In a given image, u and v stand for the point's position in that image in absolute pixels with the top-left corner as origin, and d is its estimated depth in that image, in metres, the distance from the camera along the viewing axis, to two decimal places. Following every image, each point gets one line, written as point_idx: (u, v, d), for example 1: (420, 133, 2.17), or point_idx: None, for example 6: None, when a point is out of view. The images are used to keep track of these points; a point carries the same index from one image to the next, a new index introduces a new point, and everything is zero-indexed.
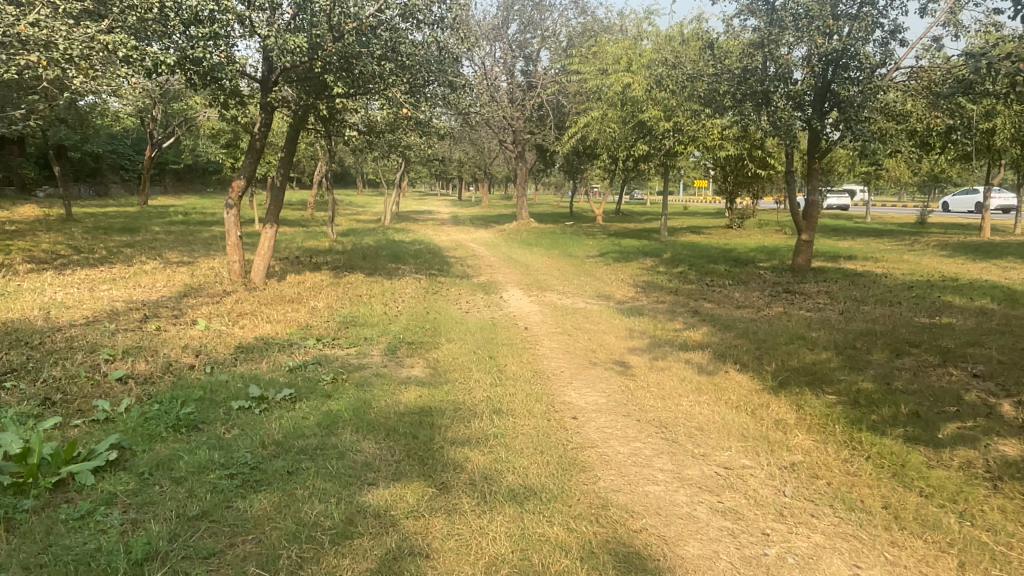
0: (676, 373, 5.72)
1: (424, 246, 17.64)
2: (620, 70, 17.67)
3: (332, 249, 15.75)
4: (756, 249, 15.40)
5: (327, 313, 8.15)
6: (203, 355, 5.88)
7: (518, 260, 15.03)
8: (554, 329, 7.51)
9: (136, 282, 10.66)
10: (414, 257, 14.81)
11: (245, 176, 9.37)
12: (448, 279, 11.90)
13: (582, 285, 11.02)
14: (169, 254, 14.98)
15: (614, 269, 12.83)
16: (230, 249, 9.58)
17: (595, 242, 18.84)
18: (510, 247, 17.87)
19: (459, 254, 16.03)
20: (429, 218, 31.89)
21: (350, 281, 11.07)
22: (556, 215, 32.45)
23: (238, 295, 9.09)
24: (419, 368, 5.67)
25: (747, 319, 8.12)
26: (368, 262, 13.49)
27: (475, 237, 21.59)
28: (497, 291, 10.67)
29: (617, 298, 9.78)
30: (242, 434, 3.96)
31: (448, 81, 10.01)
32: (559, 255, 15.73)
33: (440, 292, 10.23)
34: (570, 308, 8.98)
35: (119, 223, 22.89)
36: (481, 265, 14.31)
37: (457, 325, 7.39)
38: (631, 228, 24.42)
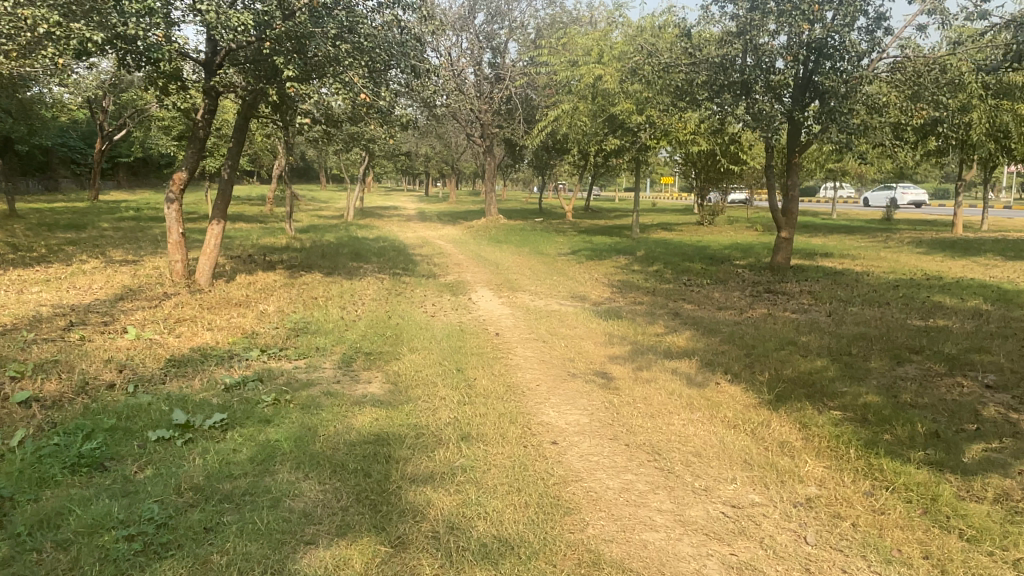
0: (664, 386, 5.16)
1: (389, 244, 16.91)
2: (591, 62, 17.11)
3: (290, 247, 14.91)
4: (731, 246, 15.03)
5: (277, 318, 7.42)
6: (127, 371, 5.11)
7: (487, 258, 14.41)
8: (527, 334, 6.90)
9: (69, 284, 9.74)
10: (377, 255, 14.08)
11: (187, 168, 8.55)
12: (412, 279, 11.23)
13: (555, 285, 10.45)
14: (113, 253, 13.98)
15: (586, 268, 12.29)
16: (172, 248, 8.77)
17: (565, 239, 18.32)
18: (478, 244, 17.24)
19: (424, 252, 15.34)
20: (393, 214, 31.01)
21: (306, 281, 10.31)
22: (525, 211, 31.89)
23: (179, 298, 8.29)
24: (375, 386, 5.00)
25: (732, 321, 7.62)
26: (326, 260, 12.71)
27: (442, 234, 20.92)
28: (464, 292, 10.05)
29: (592, 299, 9.21)
30: (157, 475, 3.28)
31: (410, 66, 9.31)
32: (530, 253, 15.15)
33: (403, 293, 9.55)
34: (543, 311, 8.39)
35: (64, 219, 21.62)
36: (447, 263, 13.65)
37: (421, 332, 6.72)
38: (601, 225, 23.98)
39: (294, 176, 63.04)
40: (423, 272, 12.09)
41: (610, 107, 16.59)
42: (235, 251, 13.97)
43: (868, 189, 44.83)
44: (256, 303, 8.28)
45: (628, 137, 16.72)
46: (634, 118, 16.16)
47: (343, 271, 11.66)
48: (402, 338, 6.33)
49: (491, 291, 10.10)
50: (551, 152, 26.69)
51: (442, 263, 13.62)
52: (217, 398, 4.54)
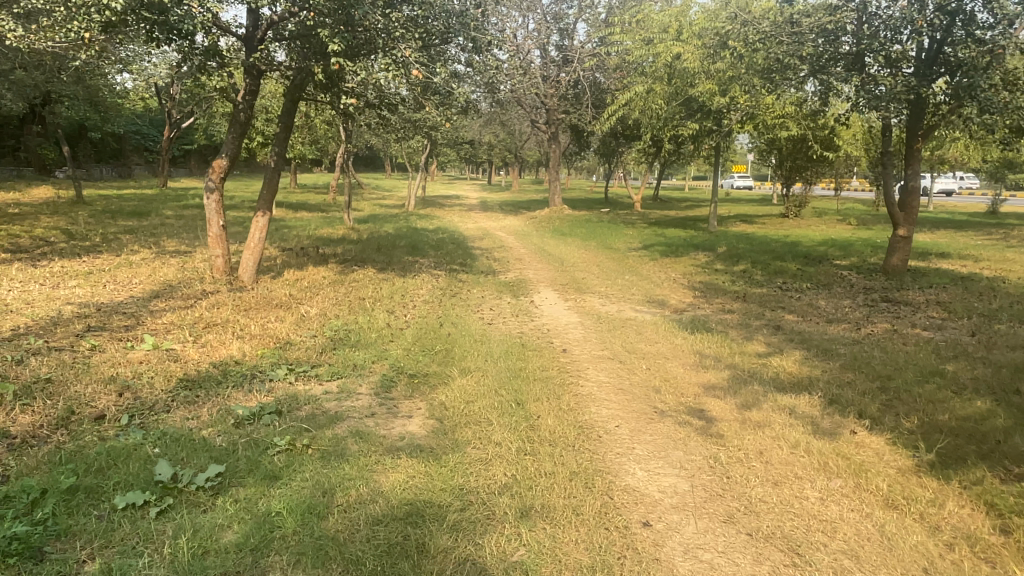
0: (783, 434, 4.04)
1: (448, 236, 16.10)
2: (668, 41, 15.73)
3: (345, 238, 14.27)
4: (823, 242, 13.51)
5: (318, 322, 6.61)
6: (127, 395, 4.29)
7: (552, 253, 13.40)
8: (602, 352, 5.80)
9: (110, 277, 9.21)
10: (434, 248, 13.25)
11: (227, 154, 7.75)
12: (472, 276, 10.34)
13: (628, 287, 9.34)
14: (167, 243, 13.59)
15: (662, 266, 11.10)
16: (211, 242, 8.01)
17: (635, 232, 17.09)
18: (542, 236, 16.25)
19: (485, 245, 14.44)
20: (455, 203, 30.29)
21: (356, 278, 9.46)
22: (591, 201, 30.61)
23: (217, 297, 7.58)
24: (415, 423, 4.02)
25: (847, 340, 6.36)
26: (380, 254, 11.93)
27: (505, 225, 20.00)
28: (527, 293, 9.08)
29: (672, 306, 8.07)
30: (107, 574, 2.39)
31: (471, 37, 8.32)
32: (598, 247, 14.06)
33: (460, 293, 8.66)
34: (618, 319, 7.27)
35: (130, 206, 21.72)
36: (509, 258, 12.70)
37: (476, 346, 5.72)
38: (672, 217, 22.57)
39: (359, 164, 63.27)
40: (482, 268, 11.18)
41: (689, 90, 15.19)
42: (288, 242, 13.41)
43: (963, 180, 41.48)
44: (299, 304, 7.49)
45: (708, 121, 15.30)
46: (715, 100, 14.74)
47: (398, 266, 10.84)
48: (452, 355, 5.34)
49: (557, 292, 9.09)
50: (620, 139, 25.34)
51: (504, 258, 12.69)
52: (221, 437, 3.66)
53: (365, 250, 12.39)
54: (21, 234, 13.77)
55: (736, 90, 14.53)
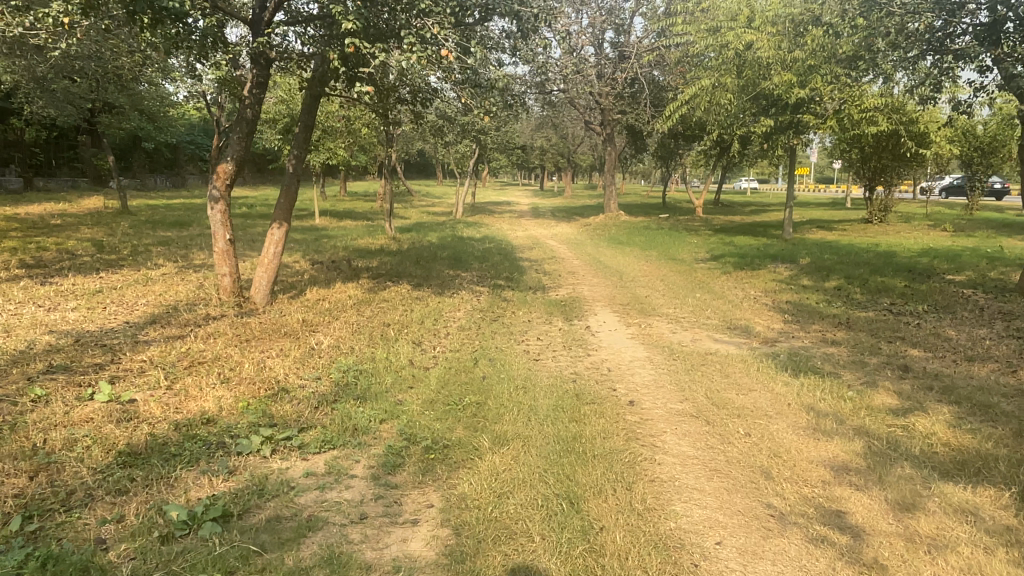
0: (979, 571, 2.62)
1: (496, 246, 14.93)
2: (738, 29, 14.17)
3: (383, 249, 13.22)
4: (923, 252, 11.74)
5: (328, 358, 5.44)
6: (40, 478, 3.17)
7: (609, 265, 12.06)
8: (681, 407, 4.42)
9: (117, 297, 8.33)
10: (479, 261, 12.07)
11: (232, 157, 6.66)
12: (517, 293, 9.06)
13: (702, 308, 7.91)
14: (197, 255, 12.81)
15: (739, 282, 9.62)
16: (217, 259, 6.96)
17: (700, 240, 15.58)
18: (597, 246, 14.91)
19: (535, 256, 13.21)
20: (505, 210, 29.09)
21: (385, 297, 8.30)
22: (647, 207, 29.05)
23: (219, 323, 6.50)
24: (421, 536, 2.76)
25: (1005, 390, 4.83)
26: (418, 268, 10.79)
27: (556, 233, 18.77)
28: (581, 313, 7.75)
29: (759, 334, 6.63)
30: None
31: (515, 14, 7.08)
32: (660, 258, 12.65)
33: (501, 315, 7.40)
34: (696, 354, 5.87)
35: (175, 216, 21.34)
36: (560, 271, 11.39)
37: (516, 397, 4.41)
38: (738, 223, 20.86)
39: (411, 171, 63.00)
40: (530, 285, 9.89)
41: (762, 83, 13.61)
42: (321, 253, 12.48)
43: None
44: (311, 331, 6.35)
45: (783, 117, 13.68)
46: (794, 93, 13.10)
47: (436, 282, 9.68)
48: (483, 413, 4.05)
49: (616, 313, 7.73)
50: (680, 140, 23.75)
51: (555, 271, 11.38)
52: (127, 566, 2.46)
53: (402, 262, 11.29)
54: (51, 247, 13.27)
55: (817, 81, 12.87)
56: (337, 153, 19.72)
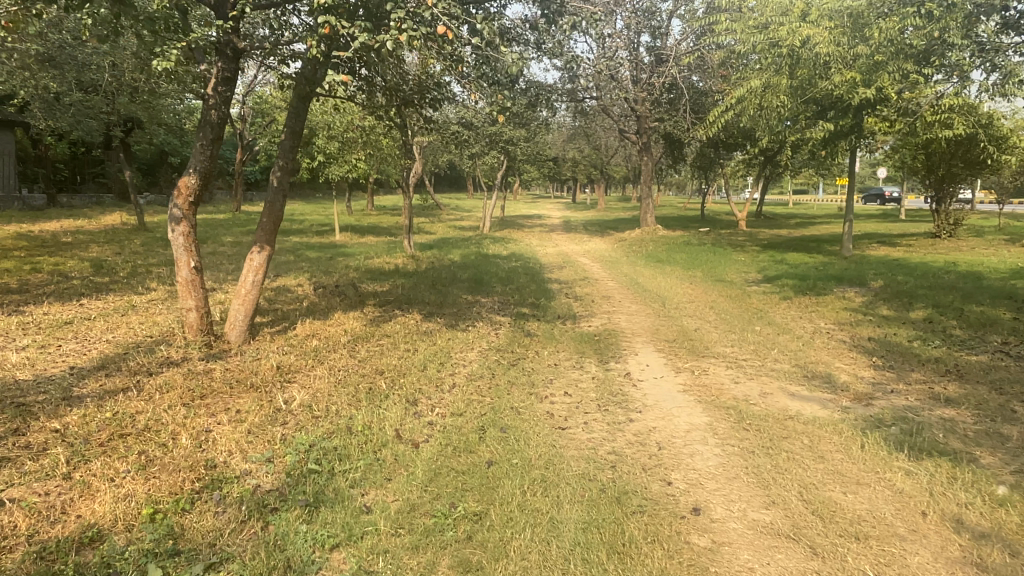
0: None
1: (524, 264, 13.73)
2: (791, 23, 12.80)
3: (400, 269, 12.10)
4: (1013, 273, 10.20)
5: (293, 425, 4.24)
6: None
7: (648, 287, 10.76)
8: (769, 520, 3.06)
9: (84, 330, 7.29)
10: (503, 283, 10.86)
11: (196, 169, 5.51)
12: (543, 325, 7.79)
13: (767, 347, 6.53)
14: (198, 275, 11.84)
15: (804, 311, 8.21)
16: (181, 290, 5.79)
17: (748, 257, 14.15)
18: (635, 264, 13.60)
19: (566, 277, 11.95)
20: (536, 223, 27.86)
21: (389, 331, 7.07)
22: (685, 219, 27.60)
23: (176, 369, 5.34)
24: None
25: None
26: (432, 292, 9.58)
27: (588, 249, 17.51)
28: (619, 353, 6.44)
29: (846, 388, 5.25)
30: None
31: None
32: (705, 279, 11.31)
33: (523, 356, 6.11)
34: (771, 418, 4.51)
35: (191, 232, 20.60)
36: (594, 295, 10.08)
37: (531, 502, 3.11)
38: (786, 237, 19.33)
39: (442, 183, 62.21)
40: (559, 313, 8.61)
41: (819, 84, 12.20)
42: (330, 274, 11.42)
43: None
44: (284, 380, 5.17)
45: (844, 122, 12.24)
46: (857, 94, 11.66)
47: (451, 310, 8.47)
48: (481, 538, 2.79)
49: (662, 352, 6.41)
50: (722, 148, 22.31)
51: (588, 295, 10.07)
52: None
53: (417, 286, 10.13)
54: (48, 267, 12.42)
55: (884, 79, 11.40)
56: (358, 166, 18.77)
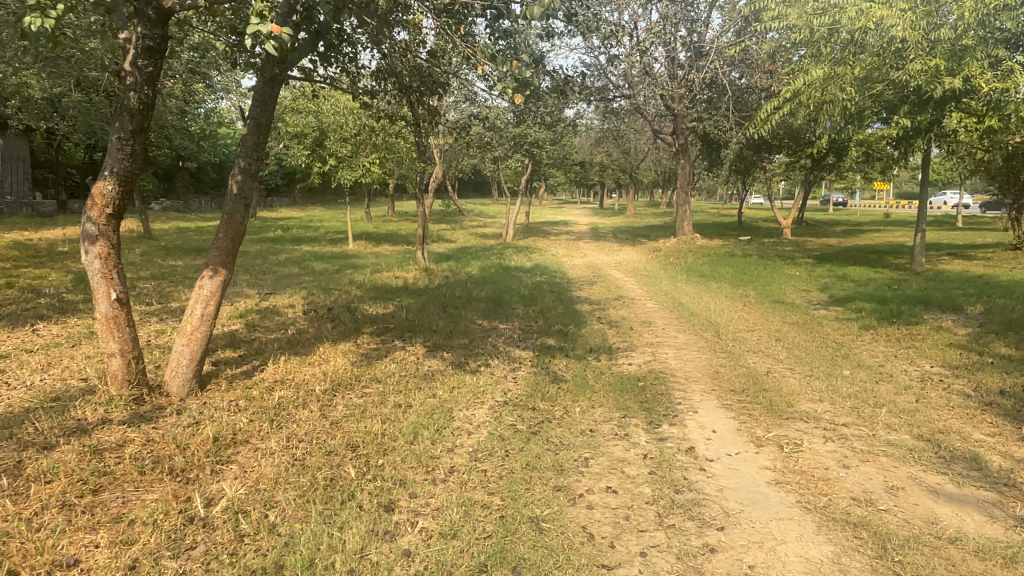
0: None
1: (549, 279, 12.27)
2: (859, 5, 11.22)
3: (409, 285, 10.72)
4: None
5: (202, 555, 2.81)
6: None
7: (694, 308, 9.24)
8: None
9: (12, 368, 5.99)
10: (526, 304, 9.41)
11: (113, 170, 4.13)
12: (574, 363, 6.30)
13: (868, 405, 4.97)
14: (184, 291, 10.58)
15: (898, 348, 6.60)
16: (101, 330, 4.43)
17: (803, 272, 12.52)
18: (675, 279, 12.05)
19: (597, 295, 10.47)
20: (562, 231, 26.44)
21: (380, 374, 5.63)
22: (723, 226, 25.90)
23: (79, 439, 3.96)
24: None
25: None
26: (441, 317, 8.14)
27: (621, 261, 16.01)
28: (673, 412, 4.93)
29: (1009, 482, 3.68)
30: None
31: None
32: (760, 299, 9.75)
33: (548, 416, 4.63)
34: (921, 545, 2.98)
35: (198, 240, 19.48)
36: (631, 319, 8.56)
37: None
38: (838, 248, 17.63)
39: (466, 188, 61.03)
40: (592, 346, 7.11)
41: (892, 75, 10.58)
42: (331, 292, 10.08)
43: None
44: (219, 462, 3.75)
45: (921, 118, 10.62)
46: (940, 84, 10.01)
47: (461, 341, 7.04)
48: None
49: (731, 411, 4.88)
50: (764, 150, 20.65)
51: (623, 319, 8.57)
52: None
53: (425, 308, 8.73)
54: (24, 281, 11.27)
55: (973, 66, 9.75)
56: (372, 170, 17.50)
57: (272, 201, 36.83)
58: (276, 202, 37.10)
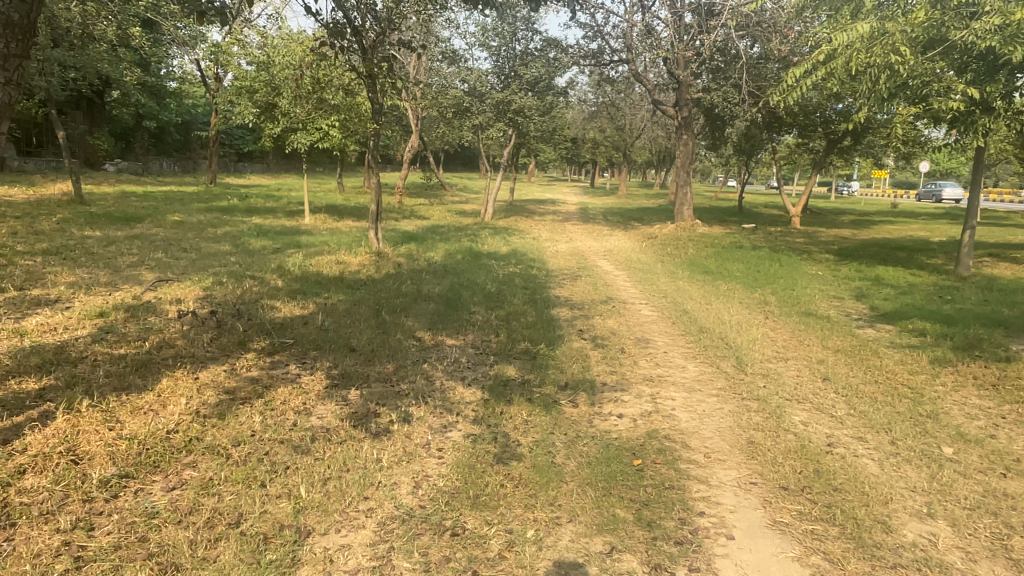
0: None
1: (525, 270, 10.22)
2: None
3: (347, 274, 8.61)
4: None
5: None
6: None
7: (702, 318, 7.24)
8: None
9: None
10: (488, 307, 7.33)
11: None
12: (539, 417, 4.23)
13: (1015, 536, 2.98)
14: (62, 272, 8.42)
15: (1000, 404, 4.65)
16: None
17: (826, 272, 10.56)
18: (675, 276, 10.05)
19: (580, 294, 8.46)
20: (548, 210, 24.38)
21: (226, 439, 3.54)
22: (722, 212, 23.91)
23: None
24: None
25: None
26: (369, 325, 6.06)
27: (610, 248, 14.02)
28: (694, 537, 2.91)
29: None
30: None
31: None
32: (784, 308, 7.77)
33: (475, 561, 2.58)
34: None
35: (135, 208, 17.23)
36: (619, 334, 6.50)
37: None
38: (854, 241, 15.71)
39: (452, 161, 58.72)
40: (567, 381, 5.05)
41: (953, 33, 8.77)
42: (245, 280, 7.96)
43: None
44: None
45: (990, 90, 8.66)
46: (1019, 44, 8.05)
47: (382, 368, 4.97)
48: None
49: (792, 542, 2.86)
50: (774, 128, 18.63)
51: (609, 333, 6.51)
52: None
53: (355, 309, 6.65)
54: None
55: None
56: (331, 134, 15.31)
57: (240, 166, 34.47)
58: (245, 167, 34.76)
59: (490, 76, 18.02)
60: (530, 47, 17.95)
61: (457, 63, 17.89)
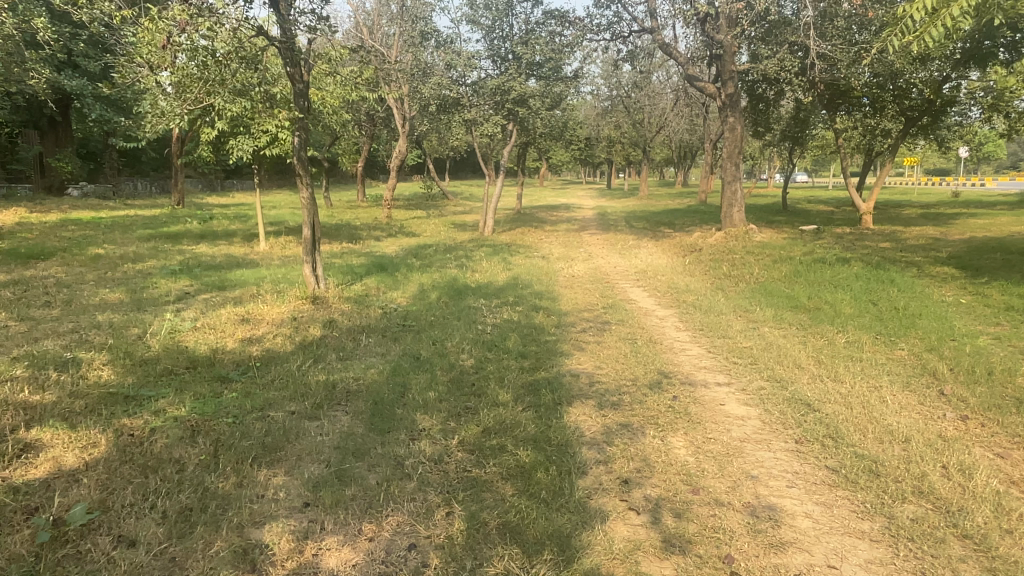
0: None
1: (526, 315, 6.88)
2: None
3: (235, 346, 5.35)
4: None
5: None
6: None
7: (853, 426, 3.84)
8: None
9: None
10: (449, 417, 3.97)
11: None
12: None
13: None
14: None
15: None
16: None
17: (973, 299, 7.09)
18: (753, 318, 6.66)
19: (613, 365, 5.14)
20: (563, 218, 21.13)
21: None
22: (766, 210, 20.49)
23: None
24: None
25: None
26: (158, 517, 2.76)
27: (644, 267, 10.71)
28: None
29: None
30: None
31: None
32: (979, 388, 4.37)
33: None
34: None
35: (61, 240, 14.24)
36: (705, 488, 3.14)
37: None
38: (957, 243, 12.18)
39: (462, 169, 55.90)
40: None
41: None
42: (47, 372, 4.72)
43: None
44: None
45: None
46: None
47: None
48: None
49: None
50: (833, 107, 15.21)
51: (684, 489, 3.13)
52: None
53: (172, 453, 3.34)
54: None
55: None
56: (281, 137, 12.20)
57: (226, 183, 31.64)
58: (231, 184, 31.86)
59: (483, 61, 14.78)
60: (531, 22, 14.70)
61: (441, 46, 14.67)
